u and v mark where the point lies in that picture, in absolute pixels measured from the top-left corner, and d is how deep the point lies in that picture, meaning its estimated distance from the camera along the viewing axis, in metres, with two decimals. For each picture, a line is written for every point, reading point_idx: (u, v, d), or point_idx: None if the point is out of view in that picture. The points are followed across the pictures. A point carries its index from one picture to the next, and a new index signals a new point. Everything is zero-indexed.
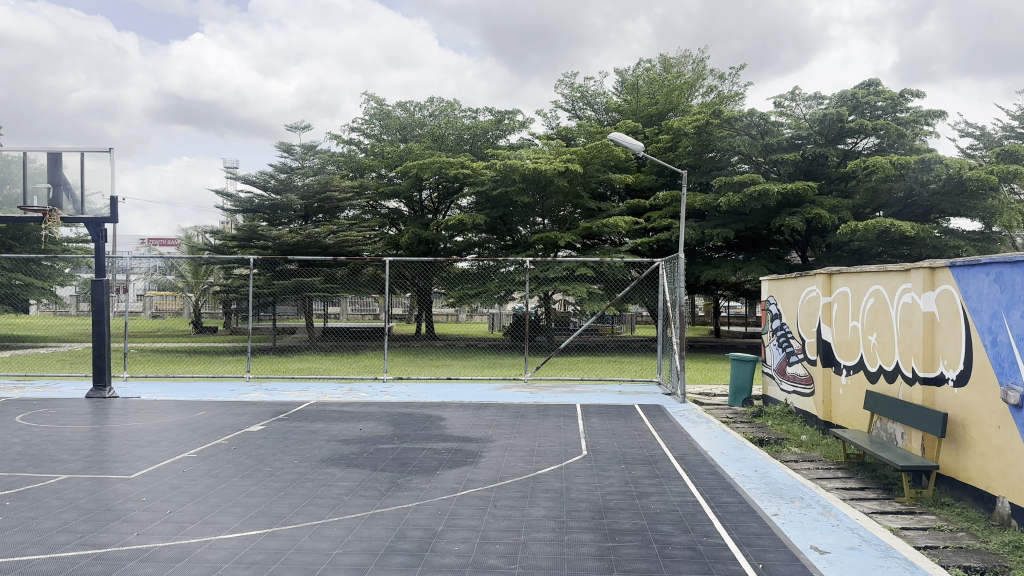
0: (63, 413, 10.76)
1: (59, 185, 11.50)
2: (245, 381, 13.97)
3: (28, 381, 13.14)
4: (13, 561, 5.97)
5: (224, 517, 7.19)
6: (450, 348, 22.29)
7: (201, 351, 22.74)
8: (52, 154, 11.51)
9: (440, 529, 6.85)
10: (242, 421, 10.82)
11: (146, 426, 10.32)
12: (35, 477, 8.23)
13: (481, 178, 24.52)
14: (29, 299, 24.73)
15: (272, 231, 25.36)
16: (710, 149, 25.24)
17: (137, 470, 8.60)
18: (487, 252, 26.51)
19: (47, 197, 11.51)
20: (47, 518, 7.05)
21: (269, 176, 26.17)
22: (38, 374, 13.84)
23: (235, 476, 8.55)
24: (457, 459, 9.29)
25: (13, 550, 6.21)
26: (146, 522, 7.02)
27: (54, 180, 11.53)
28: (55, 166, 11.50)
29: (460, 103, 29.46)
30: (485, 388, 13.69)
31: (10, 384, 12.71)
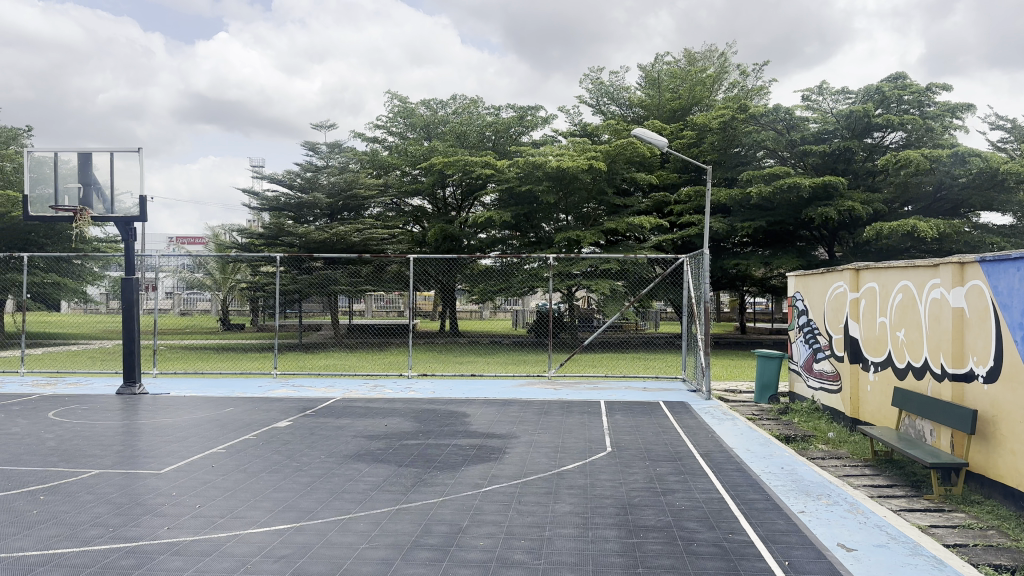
0: (95, 408, 10.93)
1: (90, 184, 11.62)
2: (273, 378, 14.07)
3: (58, 379, 13.21)
4: (48, 554, 6.11)
5: (252, 512, 7.28)
6: (475, 344, 22.44)
7: (230, 350, 22.80)
8: (84, 154, 11.62)
9: (465, 524, 6.88)
10: (270, 416, 10.93)
11: (176, 422, 10.46)
12: (69, 472, 8.40)
13: (506, 176, 24.43)
14: (62, 299, 25.08)
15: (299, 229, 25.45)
16: (735, 145, 25.07)
17: (167, 466, 8.72)
18: (510, 249, 26.35)
19: (78, 197, 11.67)
20: (79, 512, 7.18)
21: (295, 175, 26.30)
22: (71, 370, 14.00)
23: (263, 471, 8.65)
24: (482, 455, 9.33)
25: (48, 543, 6.36)
26: (176, 516, 7.13)
27: (85, 180, 11.66)
28: (86, 167, 11.62)
29: (483, 100, 29.46)
30: (510, 384, 13.70)
31: (43, 381, 12.87)
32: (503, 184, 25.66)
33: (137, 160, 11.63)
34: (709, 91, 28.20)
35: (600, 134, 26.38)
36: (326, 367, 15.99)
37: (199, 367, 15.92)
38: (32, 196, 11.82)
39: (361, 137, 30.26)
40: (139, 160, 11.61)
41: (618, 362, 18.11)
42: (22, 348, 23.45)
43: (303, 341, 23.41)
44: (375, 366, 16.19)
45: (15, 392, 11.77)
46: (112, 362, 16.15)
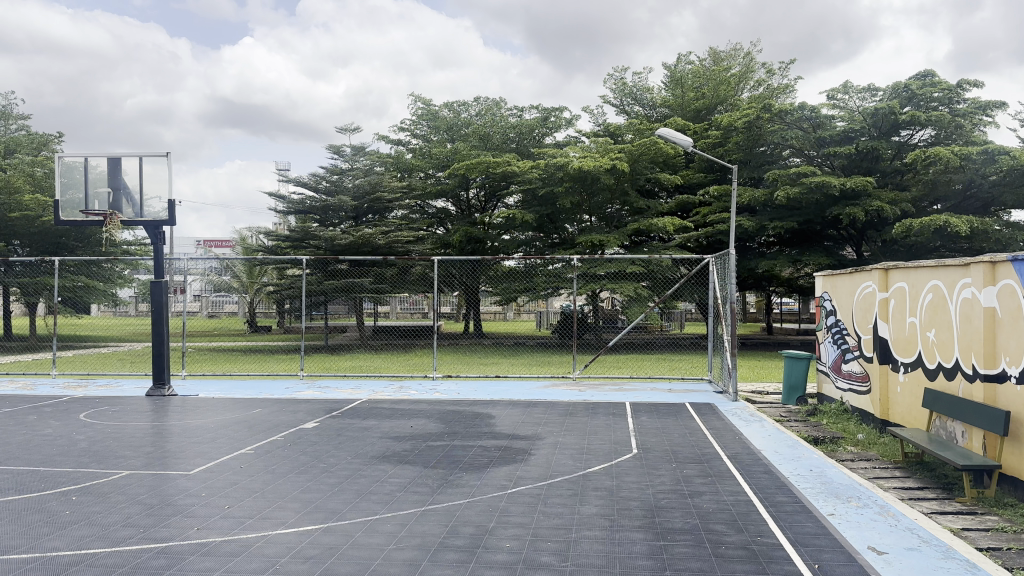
0: (125, 410, 11.06)
1: (119, 189, 11.74)
2: (300, 380, 14.16)
3: (89, 381, 13.42)
4: (80, 554, 6.18)
5: (280, 513, 7.33)
6: (498, 346, 22.44)
7: (258, 351, 23.03)
8: (114, 159, 11.77)
9: (492, 526, 6.88)
10: (297, 418, 11.01)
11: (204, 423, 10.55)
12: (99, 473, 8.50)
13: (528, 177, 24.49)
14: (93, 302, 25.42)
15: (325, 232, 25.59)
16: (761, 144, 24.90)
17: (196, 466, 8.82)
18: (533, 251, 26.26)
19: (108, 201, 11.79)
20: (110, 513, 7.26)
21: (321, 178, 26.54)
22: (101, 373, 14.18)
23: (290, 472, 8.71)
24: (507, 457, 9.33)
25: (80, 543, 6.44)
26: (206, 517, 7.19)
27: (114, 185, 11.78)
28: (115, 172, 11.75)
29: (506, 102, 29.48)
30: (535, 386, 13.70)
31: (75, 383, 13.07)
32: (526, 185, 25.73)
33: (166, 165, 11.74)
34: (733, 90, 28.02)
35: (622, 135, 26.27)
36: (352, 368, 16.06)
37: (227, 369, 16.06)
38: (62, 201, 11.97)
39: (385, 140, 30.42)
40: (168, 164, 11.76)
41: (644, 364, 18.01)
42: (54, 350, 23.89)
43: (329, 343, 23.59)
44: (400, 368, 16.22)
45: (48, 393, 11.98)
46: (143, 365, 16.37)
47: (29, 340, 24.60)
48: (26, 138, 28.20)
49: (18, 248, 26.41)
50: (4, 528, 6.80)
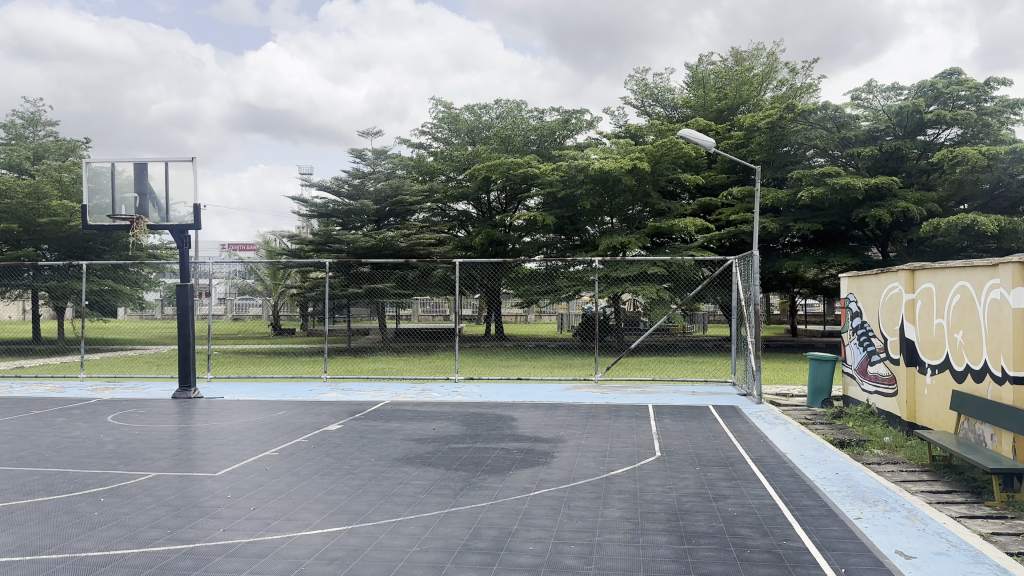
0: (151, 412, 11.20)
1: (145, 194, 11.89)
2: (323, 382, 14.22)
3: (116, 384, 13.56)
4: (109, 555, 6.26)
5: (305, 514, 7.38)
6: (520, 348, 22.47)
7: (282, 353, 23.23)
8: (140, 165, 11.92)
9: (515, 528, 6.88)
10: (320, 419, 11.08)
11: (230, 425, 10.65)
12: (127, 474, 8.61)
13: (549, 179, 24.47)
14: (121, 306, 25.73)
15: (347, 236, 25.67)
16: (784, 144, 24.72)
17: (222, 468, 8.90)
18: (555, 252, 26.54)
19: (134, 206, 11.93)
20: (138, 514, 7.35)
21: (343, 182, 26.65)
22: (128, 376, 14.34)
23: (315, 474, 8.77)
24: (530, 459, 9.33)
25: (109, 544, 6.53)
26: (232, 518, 7.25)
27: (140, 190, 11.93)
28: (141, 177, 11.90)
29: (527, 104, 29.53)
30: (557, 389, 13.66)
31: (102, 386, 13.22)
32: (547, 187, 25.73)
33: (191, 170, 11.87)
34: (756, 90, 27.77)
35: (644, 136, 26.13)
36: (375, 371, 16.12)
37: (251, 372, 16.19)
38: (89, 206, 12.07)
39: (406, 143, 30.53)
40: (192, 169, 11.86)
41: (667, 366, 17.92)
42: (81, 353, 24.20)
43: (352, 345, 23.79)
44: (422, 371, 16.26)
45: (76, 396, 12.14)
46: (169, 367, 16.55)
47: (58, 343, 24.93)
48: (54, 144, 28.62)
49: (46, 252, 26.79)
50: (36, 529, 6.90)
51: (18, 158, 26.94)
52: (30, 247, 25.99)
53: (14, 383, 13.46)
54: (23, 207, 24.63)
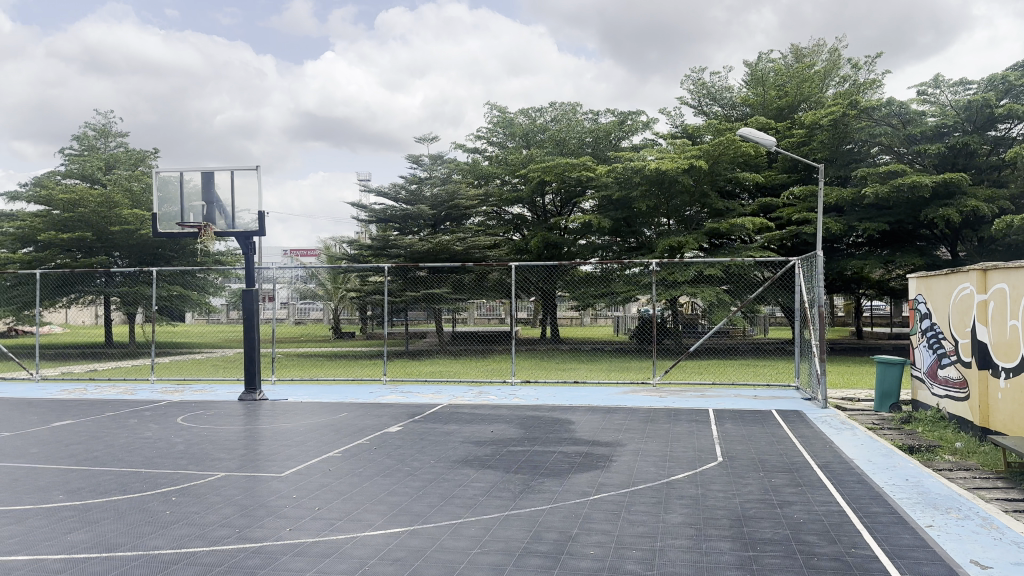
0: (218, 414, 11.51)
1: (212, 202, 12.20)
2: (383, 385, 14.43)
3: (185, 386, 14.00)
4: (181, 553, 6.46)
5: (367, 515, 7.49)
6: (577, 351, 22.46)
7: (344, 356, 23.59)
8: (207, 174, 12.27)
9: (575, 532, 6.87)
10: (381, 421, 11.24)
11: (293, 427, 10.88)
12: (197, 474, 8.87)
13: (604, 181, 24.36)
14: (188, 310, 26.38)
15: (405, 239, 25.83)
16: (847, 142, 24.18)
17: (287, 469, 9.09)
18: (611, 255, 26.35)
19: (201, 213, 12.28)
20: (208, 513, 7.56)
21: (400, 187, 26.88)
22: (196, 378, 14.76)
23: (377, 475, 8.90)
24: (589, 463, 9.30)
25: (181, 542, 6.73)
26: (297, 518, 7.41)
27: (207, 199, 12.25)
28: (208, 186, 12.23)
29: (584, 107, 29.56)
30: (615, 392, 13.59)
31: (172, 388, 13.66)
32: (602, 190, 25.61)
33: (256, 177, 12.16)
34: (818, 88, 27.24)
35: (701, 136, 25.79)
36: (433, 374, 16.28)
37: (314, 374, 16.52)
38: (159, 214, 12.54)
39: (462, 148, 30.68)
40: (257, 178, 12.17)
41: (727, 370, 17.66)
42: (152, 357, 25.02)
43: (410, 348, 24.30)
44: (479, 373, 16.36)
45: (147, 398, 12.55)
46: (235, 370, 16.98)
47: (130, 347, 25.87)
48: (125, 154, 29.68)
49: (118, 259, 27.80)
50: (111, 527, 7.16)
51: (91, 169, 28.06)
52: (103, 254, 26.99)
53: (89, 385, 13.97)
54: (97, 216, 25.53)
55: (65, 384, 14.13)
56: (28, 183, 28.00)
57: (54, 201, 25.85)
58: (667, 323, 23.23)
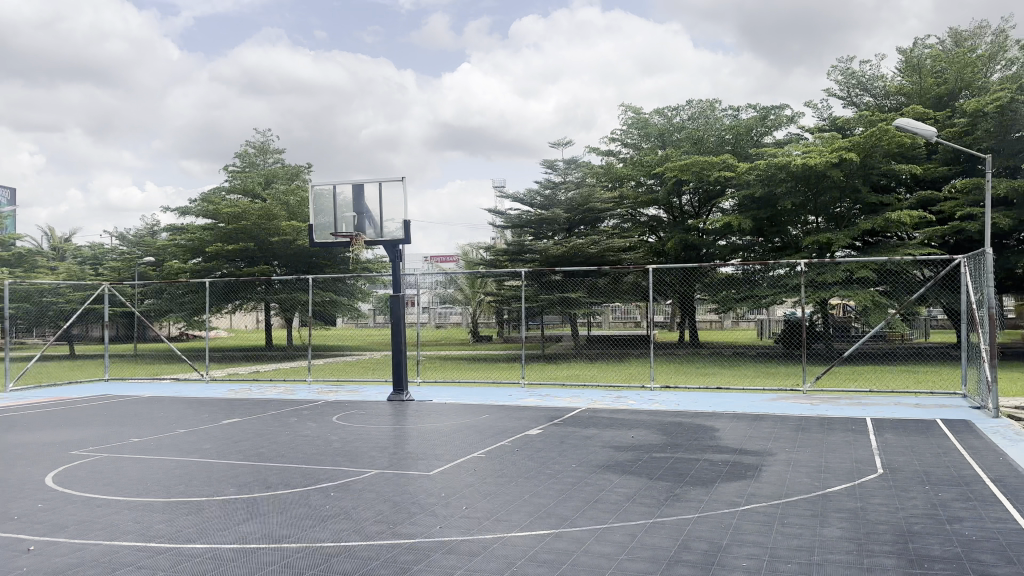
0: (369, 413, 12.07)
1: (362, 213, 12.85)
2: (522, 388, 14.62)
3: (339, 386, 14.78)
4: (341, 546, 6.81)
5: (513, 516, 7.61)
6: (719, 356, 22.03)
7: (482, 360, 24.07)
8: (356, 186, 12.94)
9: (725, 542, 6.67)
10: (522, 424, 11.40)
11: (439, 427, 11.24)
12: (352, 471, 9.33)
13: (746, 179, 23.55)
14: (340, 315, 27.91)
15: (539, 245, 26.19)
16: (1018, 129, 22.21)
17: (433, 468, 9.39)
18: (754, 255, 25.48)
19: (353, 224, 12.93)
20: (363, 509, 7.94)
21: (535, 192, 27.31)
22: (347, 379, 15.57)
23: (521, 477, 9.03)
24: (736, 472, 9.02)
25: (341, 535, 7.10)
26: (446, 517, 7.63)
27: (358, 210, 12.91)
28: (359, 197, 12.88)
29: (723, 104, 28.86)
30: (761, 399, 13.13)
31: (327, 389, 14.46)
32: (744, 187, 24.77)
33: (401, 188, 12.67)
34: (980, 73, 25.40)
35: (851, 128, 24.55)
36: (571, 377, 16.37)
37: (456, 376, 17.01)
38: (315, 225, 13.26)
39: (596, 151, 30.64)
40: (402, 188, 12.66)
41: (883, 376, 16.64)
42: (308, 359, 26.56)
43: (546, 352, 24.62)
44: (617, 378, 16.27)
45: (305, 397, 13.38)
46: (382, 371, 17.80)
47: (287, 349, 27.59)
48: (280, 169, 31.69)
49: (277, 267, 29.69)
50: (276, 519, 7.65)
51: (253, 185, 29.93)
52: (262, 263, 28.90)
53: (253, 385, 15.06)
54: (257, 228, 27.16)
55: (233, 384, 15.30)
56: (198, 199, 30.33)
57: (219, 215, 27.69)
58: (817, 328, 22.64)
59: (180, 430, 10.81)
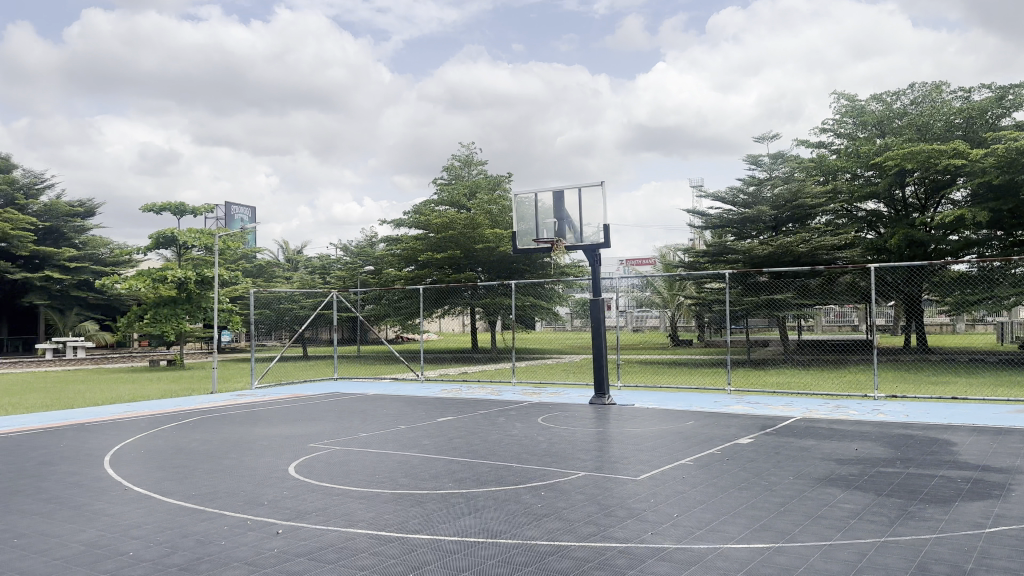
0: (574, 416, 12.24)
1: (562, 219, 13.07)
2: (727, 395, 14.14)
3: (542, 389, 15.14)
4: (555, 545, 6.92)
5: (727, 526, 7.33)
6: (951, 364, 19.98)
7: (682, 364, 23.58)
8: (557, 193, 13.26)
9: (973, 568, 5.96)
10: (731, 432, 11.00)
11: (644, 432, 11.14)
12: (561, 472, 9.47)
13: (982, 167, 21.10)
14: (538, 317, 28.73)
15: (743, 244, 25.31)
16: None
17: (642, 473, 9.30)
18: (993, 249, 23.60)
19: (553, 229, 13.25)
20: (574, 510, 8.02)
21: (737, 191, 26.66)
22: (550, 382, 15.93)
23: (732, 486, 8.69)
24: (981, 491, 8.06)
25: (554, 535, 7.22)
26: (657, 523, 7.52)
27: (558, 216, 13.18)
28: (559, 203, 13.16)
29: (951, 85, 26.19)
30: (1007, 411, 11.69)
31: (531, 390, 14.89)
32: (980, 174, 22.16)
33: (601, 192, 12.73)
34: None
35: None
36: (780, 385, 15.59)
37: (657, 381, 16.82)
38: (518, 232, 13.98)
39: (807, 144, 28.71)
40: (601, 192, 12.73)
41: None
42: (512, 360, 27.66)
43: (754, 357, 23.69)
44: (833, 386, 15.24)
45: (512, 399, 13.86)
46: (583, 375, 18.02)
47: (492, 351, 28.74)
48: (484, 180, 33.02)
49: (481, 273, 30.87)
50: (492, 515, 7.95)
51: (459, 196, 31.46)
52: (468, 269, 30.15)
53: (462, 386, 15.87)
54: (463, 236, 28.56)
55: (444, 385, 16.21)
56: (411, 211, 32.40)
57: (429, 225, 29.44)
58: None
59: (401, 426, 11.60)
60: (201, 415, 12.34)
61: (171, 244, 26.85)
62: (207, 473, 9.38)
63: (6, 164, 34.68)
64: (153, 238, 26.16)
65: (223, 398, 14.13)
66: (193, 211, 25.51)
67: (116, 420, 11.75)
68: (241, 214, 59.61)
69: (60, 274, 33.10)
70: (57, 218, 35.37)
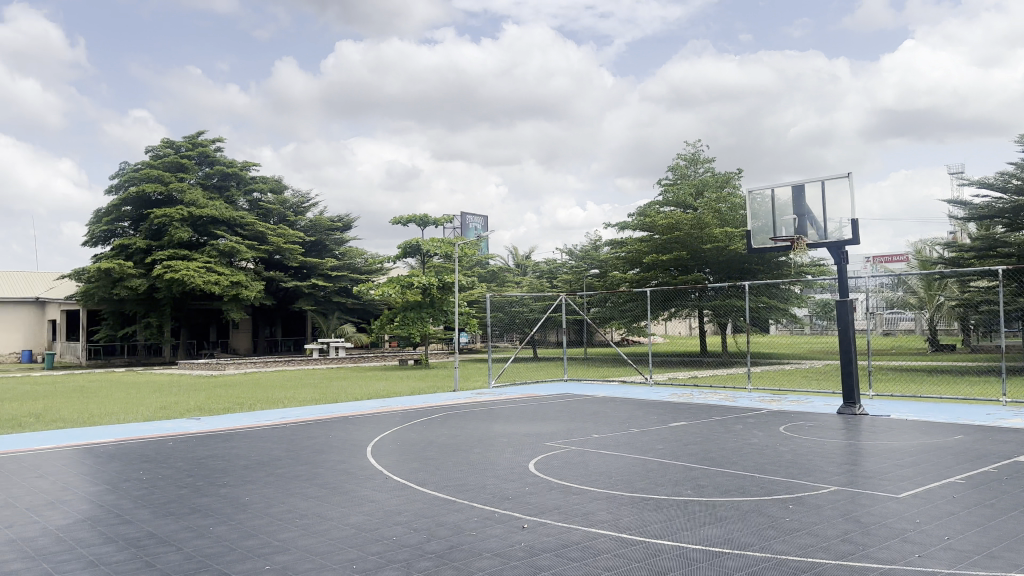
0: (819, 426, 11.41)
1: (803, 215, 12.52)
2: (1005, 408, 12.41)
3: (780, 396, 14.32)
4: (807, 561, 6.45)
5: (1015, 554, 6.36)
6: None
7: (940, 372, 21.12)
8: (796, 188, 12.72)
9: None
10: (1012, 449, 9.61)
11: (902, 446, 10.10)
12: (809, 485, 8.83)
13: None
14: (773, 319, 27.62)
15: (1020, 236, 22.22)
16: None
17: (905, 490, 8.40)
18: None
19: (793, 226, 12.74)
20: (826, 526, 7.43)
21: (1010, 175, 23.12)
22: (789, 389, 15.04)
23: (1018, 510, 7.56)
24: None
25: (806, 550, 6.74)
26: (926, 545, 6.73)
27: (798, 211, 12.65)
28: (800, 199, 12.59)
29: None
30: None
31: (769, 398, 14.16)
32: None
33: (847, 184, 11.93)
34: None
35: None
36: None
37: (915, 390, 15.18)
38: (754, 230, 13.69)
39: None
40: (848, 184, 11.94)
41: None
42: (746, 366, 26.62)
43: None
44: None
45: (748, 405, 13.28)
46: (826, 382, 16.76)
47: (723, 357, 28.08)
48: (713, 178, 31.79)
49: (708, 275, 30.13)
50: (736, 526, 7.60)
51: (684, 196, 30.65)
52: (696, 270, 29.47)
53: (694, 391, 15.50)
54: (690, 237, 27.91)
55: (674, 389, 15.95)
56: (635, 214, 32.39)
57: (655, 227, 29.16)
58: None
59: (633, 430, 11.56)
60: (444, 411, 13.23)
61: (416, 253, 28.92)
62: (455, 466, 10.00)
63: (279, 186, 37.33)
64: (399, 248, 28.37)
65: (462, 396, 15.03)
66: (434, 222, 27.27)
67: (373, 414, 12.92)
68: (474, 223, 62.43)
69: (324, 282, 35.14)
70: (321, 232, 37.57)
